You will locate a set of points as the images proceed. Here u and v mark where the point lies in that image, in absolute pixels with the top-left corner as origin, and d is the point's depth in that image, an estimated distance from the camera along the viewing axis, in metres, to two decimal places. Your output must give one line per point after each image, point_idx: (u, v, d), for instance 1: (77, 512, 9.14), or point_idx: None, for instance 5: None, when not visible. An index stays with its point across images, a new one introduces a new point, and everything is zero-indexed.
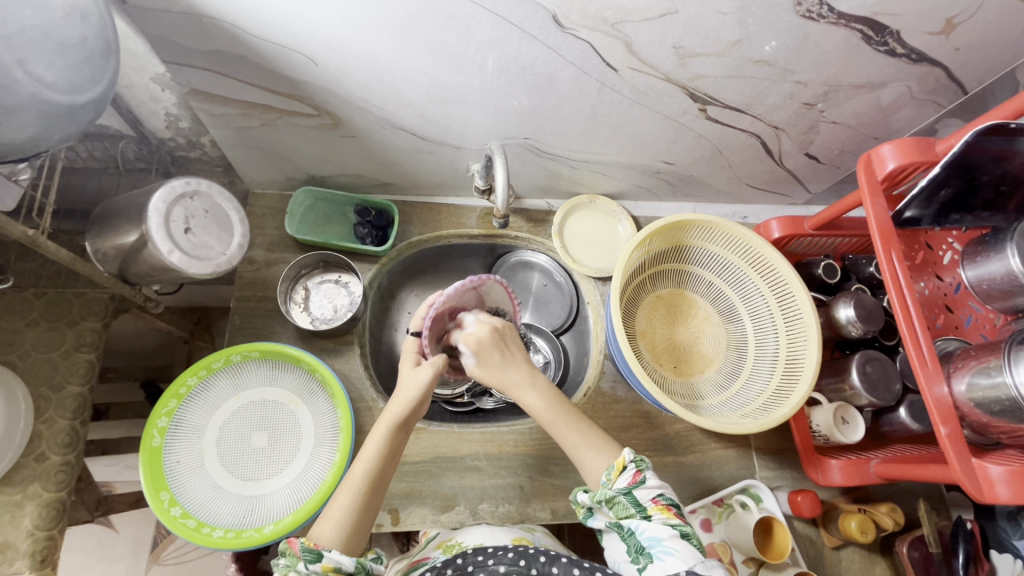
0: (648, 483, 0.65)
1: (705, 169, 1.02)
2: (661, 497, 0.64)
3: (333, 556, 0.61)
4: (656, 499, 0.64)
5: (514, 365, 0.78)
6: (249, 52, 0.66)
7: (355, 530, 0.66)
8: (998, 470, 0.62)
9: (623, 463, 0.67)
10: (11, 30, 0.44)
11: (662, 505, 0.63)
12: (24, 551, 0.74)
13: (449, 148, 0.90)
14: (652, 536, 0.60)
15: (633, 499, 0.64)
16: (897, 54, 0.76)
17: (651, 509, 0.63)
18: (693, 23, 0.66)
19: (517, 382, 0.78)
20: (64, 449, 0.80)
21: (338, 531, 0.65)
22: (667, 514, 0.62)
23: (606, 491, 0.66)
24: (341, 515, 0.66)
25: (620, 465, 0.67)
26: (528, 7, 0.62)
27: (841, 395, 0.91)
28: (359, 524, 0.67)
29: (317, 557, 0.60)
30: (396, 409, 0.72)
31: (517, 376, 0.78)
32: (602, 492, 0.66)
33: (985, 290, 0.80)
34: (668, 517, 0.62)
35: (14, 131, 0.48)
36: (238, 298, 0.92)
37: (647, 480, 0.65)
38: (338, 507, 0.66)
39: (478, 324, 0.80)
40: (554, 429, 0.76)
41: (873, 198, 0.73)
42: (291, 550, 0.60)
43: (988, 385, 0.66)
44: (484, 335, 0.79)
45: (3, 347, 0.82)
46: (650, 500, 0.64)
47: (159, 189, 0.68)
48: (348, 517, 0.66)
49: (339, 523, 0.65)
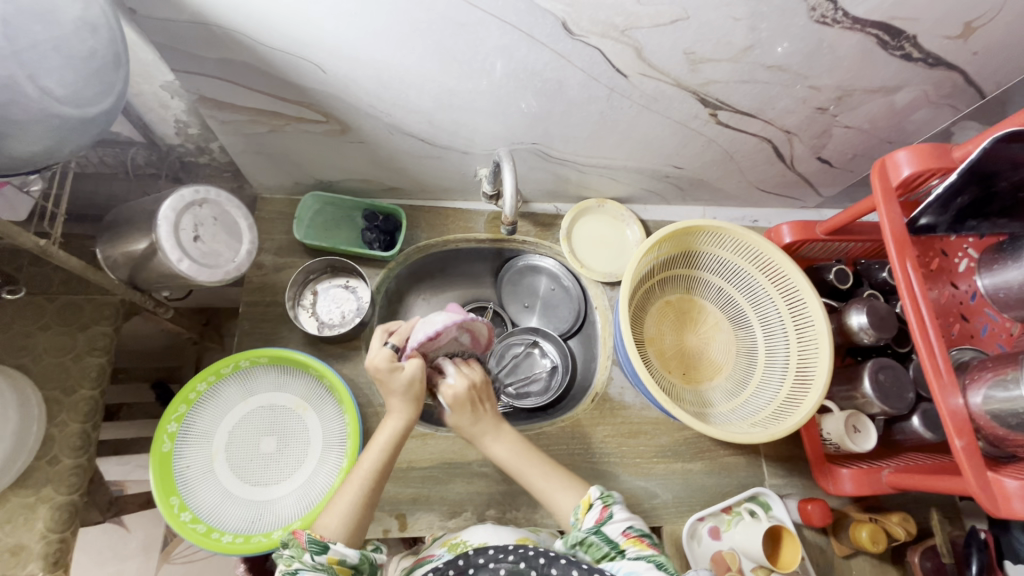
0: (616, 518, 0.65)
1: (715, 173, 1.01)
2: (631, 529, 0.63)
3: (339, 548, 0.62)
4: (627, 531, 0.63)
5: (483, 418, 0.79)
6: (257, 60, 0.66)
7: (359, 523, 0.67)
8: (1014, 485, 0.60)
9: (590, 500, 0.68)
10: (21, 45, 0.44)
11: (633, 537, 0.62)
12: (36, 553, 0.75)
13: (457, 153, 0.90)
14: (630, 570, 0.58)
15: (603, 535, 0.64)
16: (913, 58, 0.74)
17: (623, 544, 0.62)
18: (704, 28, 0.65)
19: (485, 433, 0.78)
20: (77, 452, 0.81)
21: (343, 524, 0.66)
22: (640, 545, 0.61)
23: (577, 533, 0.65)
24: (346, 507, 0.67)
25: (587, 504, 0.68)
26: (537, 15, 0.61)
27: (853, 403, 0.90)
28: (361, 518, 0.68)
29: (322, 548, 0.61)
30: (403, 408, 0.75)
31: (483, 428, 0.78)
32: (573, 535, 0.65)
33: (1002, 298, 0.78)
34: (641, 549, 0.61)
35: (25, 145, 0.48)
36: (247, 302, 0.93)
37: (614, 515, 0.65)
38: (344, 500, 0.67)
39: (458, 375, 0.80)
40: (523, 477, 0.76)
41: (887, 205, 0.71)
42: (296, 542, 0.61)
43: (1005, 398, 0.65)
44: (461, 390, 0.78)
45: (16, 351, 0.83)
46: (621, 533, 0.63)
47: (168, 198, 0.69)
48: (353, 510, 0.67)
49: (343, 516, 0.66)
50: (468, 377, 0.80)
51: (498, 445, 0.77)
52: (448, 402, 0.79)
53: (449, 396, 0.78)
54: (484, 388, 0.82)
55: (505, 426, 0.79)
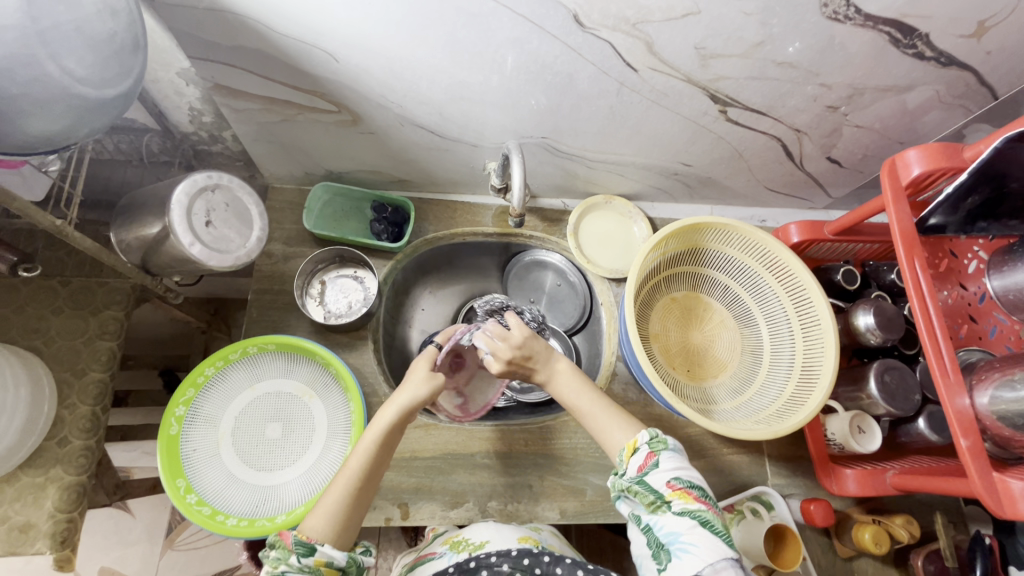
0: (663, 466, 0.63)
1: (724, 172, 1.01)
2: (677, 481, 0.61)
3: (326, 552, 0.61)
4: (672, 484, 0.60)
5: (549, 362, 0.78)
6: (272, 49, 0.67)
7: (347, 523, 0.65)
8: (1019, 486, 0.60)
9: (637, 446, 0.66)
10: (44, 25, 0.45)
11: (679, 489, 0.60)
12: (45, 531, 0.76)
13: (466, 146, 0.90)
14: (670, 531, 0.58)
15: (649, 484, 0.62)
16: (925, 57, 0.74)
17: (668, 496, 0.60)
18: (715, 24, 0.66)
19: (552, 374, 0.78)
20: (86, 434, 0.82)
21: (330, 524, 0.63)
22: (687, 499, 0.59)
23: (623, 481, 0.64)
24: (334, 507, 0.64)
25: (634, 448, 0.66)
26: (549, 6, 0.62)
27: (859, 403, 0.90)
28: (351, 519, 0.65)
29: (309, 551, 0.60)
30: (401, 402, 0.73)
31: (548, 373, 0.78)
32: (619, 481, 0.64)
33: (1011, 300, 0.78)
34: (687, 503, 0.59)
35: (44, 125, 0.49)
36: (256, 290, 0.94)
37: (661, 464, 0.63)
38: (331, 500, 0.65)
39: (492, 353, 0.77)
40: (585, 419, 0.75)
41: (897, 203, 0.71)
42: (282, 543, 0.61)
43: (1013, 398, 0.64)
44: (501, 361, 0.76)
45: (29, 333, 0.84)
46: (666, 484, 0.61)
47: (182, 183, 0.70)
48: (342, 509, 0.65)
49: (330, 516, 0.64)
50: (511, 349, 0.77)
51: (562, 385, 0.78)
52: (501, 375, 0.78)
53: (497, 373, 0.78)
54: (526, 344, 0.77)
55: (567, 370, 0.79)
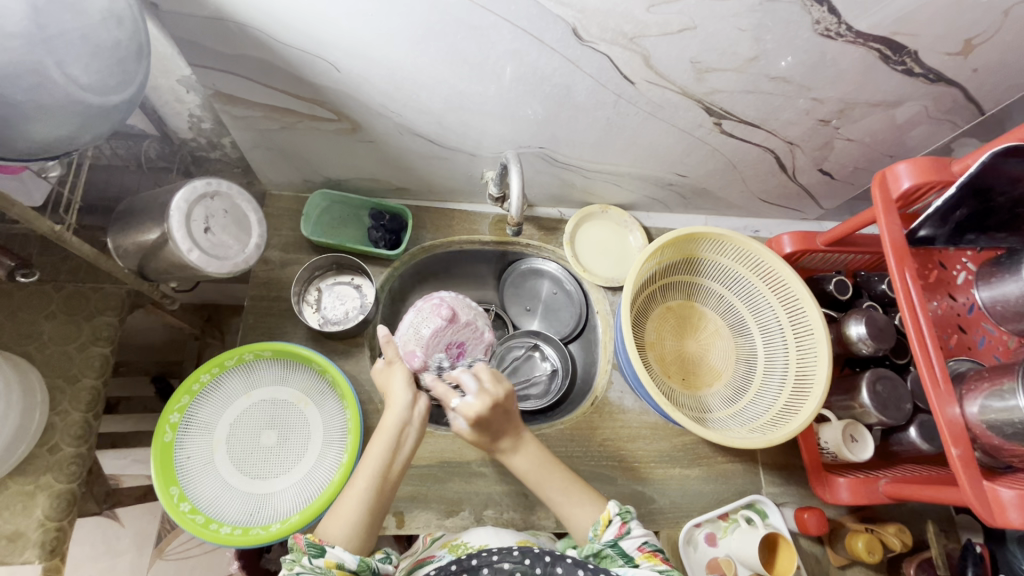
0: (634, 533, 0.66)
1: (718, 182, 1.03)
2: (646, 545, 0.65)
3: (336, 553, 0.61)
4: (643, 548, 0.65)
5: (509, 430, 0.76)
6: (274, 57, 0.68)
7: (363, 530, 0.67)
8: (1008, 494, 0.61)
9: (609, 516, 0.68)
10: (51, 33, 0.46)
11: (648, 552, 0.64)
12: (34, 541, 0.75)
13: (464, 155, 0.91)
14: None
15: (620, 549, 0.66)
16: (914, 73, 0.76)
17: (638, 559, 0.64)
18: (711, 38, 0.67)
19: (506, 445, 0.76)
20: (77, 441, 0.81)
21: (346, 529, 0.66)
22: (654, 561, 0.63)
23: (594, 545, 0.67)
24: (350, 511, 0.67)
25: (607, 519, 0.68)
26: (549, 20, 0.63)
27: (851, 412, 0.91)
28: (368, 524, 0.68)
29: (320, 552, 0.61)
30: (397, 411, 0.75)
31: (505, 444, 0.76)
32: (589, 546, 0.67)
33: (1000, 311, 0.79)
34: (655, 564, 0.62)
35: (47, 131, 0.49)
36: (253, 297, 0.94)
37: (632, 530, 0.67)
38: (348, 505, 0.68)
39: (477, 393, 0.72)
40: (541, 490, 0.76)
41: (887, 216, 0.72)
42: (297, 546, 0.61)
43: (1002, 408, 0.66)
44: (484, 410, 0.71)
45: (22, 339, 0.83)
46: (637, 548, 0.65)
47: (182, 189, 0.70)
48: (357, 515, 0.67)
49: (347, 520, 0.66)
50: (491, 393, 0.73)
51: (519, 457, 0.76)
52: (467, 420, 0.72)
53: (467, 416, 0.71)
54: (509, 398, 0.74)
55: (527, 439, 0.77)
